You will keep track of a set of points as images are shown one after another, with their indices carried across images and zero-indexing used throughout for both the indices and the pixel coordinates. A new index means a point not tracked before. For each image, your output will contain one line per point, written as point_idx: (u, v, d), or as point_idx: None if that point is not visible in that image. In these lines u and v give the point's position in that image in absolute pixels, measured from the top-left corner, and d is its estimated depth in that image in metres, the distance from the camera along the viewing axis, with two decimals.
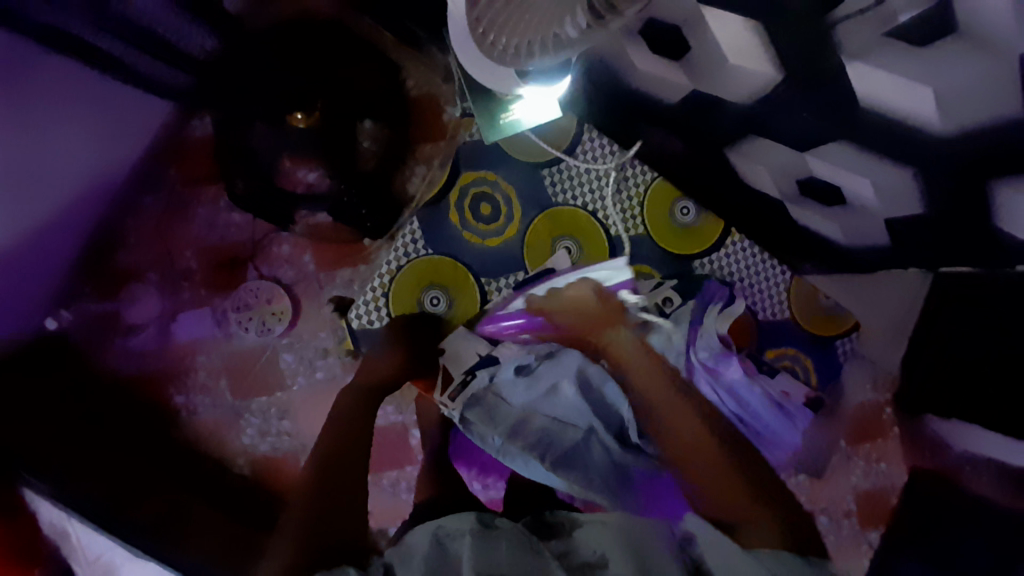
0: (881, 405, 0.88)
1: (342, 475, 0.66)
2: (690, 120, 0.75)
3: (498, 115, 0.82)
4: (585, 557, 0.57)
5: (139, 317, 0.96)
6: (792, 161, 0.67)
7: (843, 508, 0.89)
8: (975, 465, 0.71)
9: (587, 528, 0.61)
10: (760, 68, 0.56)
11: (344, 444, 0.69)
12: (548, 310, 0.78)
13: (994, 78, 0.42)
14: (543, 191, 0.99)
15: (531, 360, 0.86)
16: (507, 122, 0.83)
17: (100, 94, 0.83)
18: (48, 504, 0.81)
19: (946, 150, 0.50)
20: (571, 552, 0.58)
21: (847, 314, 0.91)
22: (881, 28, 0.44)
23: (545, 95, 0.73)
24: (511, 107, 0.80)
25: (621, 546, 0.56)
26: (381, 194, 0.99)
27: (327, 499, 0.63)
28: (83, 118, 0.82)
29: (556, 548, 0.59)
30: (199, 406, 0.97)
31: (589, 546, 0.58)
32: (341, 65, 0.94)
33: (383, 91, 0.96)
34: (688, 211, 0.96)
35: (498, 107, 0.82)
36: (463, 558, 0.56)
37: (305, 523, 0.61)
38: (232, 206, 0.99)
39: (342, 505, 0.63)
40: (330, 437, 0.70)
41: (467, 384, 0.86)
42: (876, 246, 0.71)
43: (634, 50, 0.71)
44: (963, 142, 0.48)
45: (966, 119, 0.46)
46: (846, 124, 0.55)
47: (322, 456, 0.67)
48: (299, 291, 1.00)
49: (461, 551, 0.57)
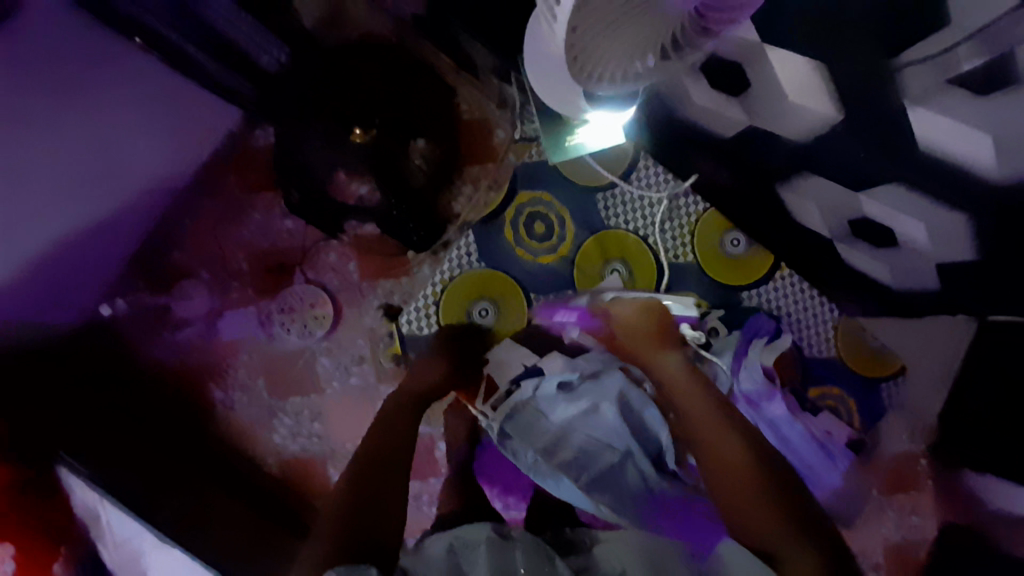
0: (917, 456, 0.87)
1: (378, 475, 0.67)
2: (742, 155, 0.77)
3: (563, 138, 0.86)
4: (604, 571, 0.57)
5: (189, 312, 0.99)
6: (844, 201, 0.68)
7: (871, 560, 0.86)
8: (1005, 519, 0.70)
9: (605, 544, 0.62)
10: (818, 105, 0.57)
11: (384, 446, 0.70)
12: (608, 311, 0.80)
13: None
14: (595, 214, 1.00)
15: (575, 378, 0.88)
16: (571, 145, 0.87)
17: (159, 93, 0.89)
18: (83, 485, 0.83)
19: (994, 192, 0.51)
20: (589, 566, 0.59)
21: (894, 356, 0.90)
22: (942, 74, 0.46)
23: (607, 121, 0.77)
24: (576, 130, 0.85)
25: (637, 560, 0.57)
26: (429, 210, 1.02)
27: (361, 499, 0.64)
28: (147, 124, 0.89)
29: (577, 563, 0.60)
30: (235, 402, 1.00)
31: (607, 559, 0.59)
32: (402, 88, 0.98)
33: (396, 96, 0.98)
34: (738, 244, 0.96)
35: (564, 129, 0.86)
36: (478, 565, 0.57)
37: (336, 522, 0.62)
38: (287, 212, 1.01)
39: (374, 506, 0.64)
40: (372, 436, 0.72)
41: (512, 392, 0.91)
42: (924, 289, 0.72)
43: (692, 82, 0.72)
44: (1010, 185, 0.49)
45: (1020, 163, 0.47)
46: (901, 163, 0.56)
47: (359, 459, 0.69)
48: (341, 297, 1.03)
49: (476, 559, 0.58)
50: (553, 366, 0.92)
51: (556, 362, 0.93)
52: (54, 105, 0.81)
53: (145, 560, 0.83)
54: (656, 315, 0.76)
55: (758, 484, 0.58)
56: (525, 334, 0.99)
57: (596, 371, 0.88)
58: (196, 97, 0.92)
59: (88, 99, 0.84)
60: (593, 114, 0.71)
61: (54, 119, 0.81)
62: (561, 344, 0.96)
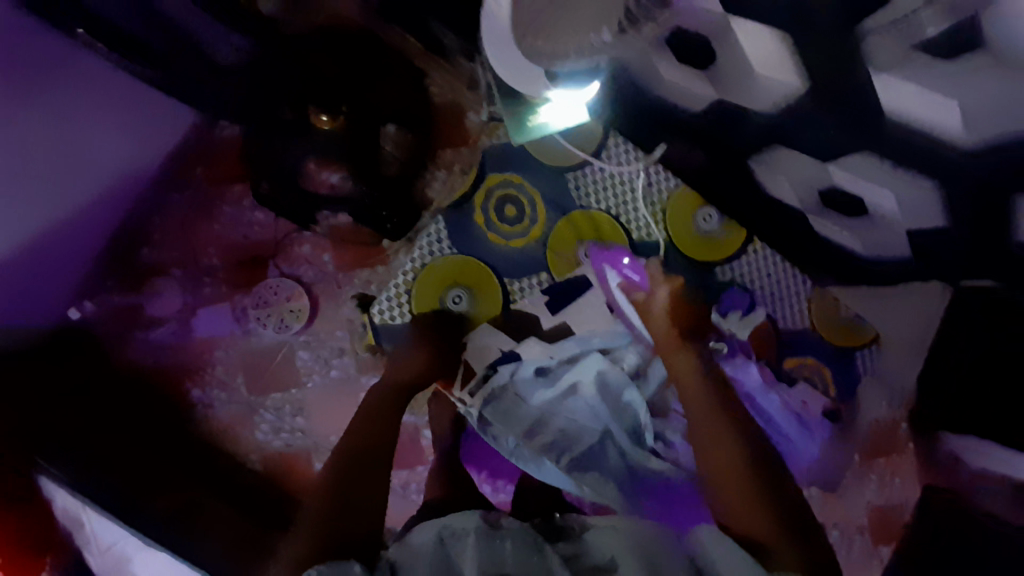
0: (897, 421, 0.88)
1: (366, 472, 0.66)
2: (715, 131, 0.75)
3: (526, 118, 0.85)
4: (595, 560, 0.56)
5: (162, 310, 0.99)
6: (815, 172, 0.67)
7: (854, 523, 0.88)
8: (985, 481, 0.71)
9: (597, 533, 0.60)
10: (783, 77, 0.57)
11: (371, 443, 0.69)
12: (650, 295, 0.79)
13: (1013, 87, 0.42)
14: (567, 194, 0.99)
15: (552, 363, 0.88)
16: (534, 125, 0.86)
17: (139, 102, 0.89)
18: (64, 493, 0.86)
19: (969, 158, 0.50)
20: (580, 554, 0.57)
21: (867, 327, 0.91)
22: (908, 40, 0.45)
23: (575, 98, 0.76)
24: (538, 110, 0.83)
25: (631, 550, 0.55)
26: (402, 197, 1.00)
27: (349, 497, 0.64)
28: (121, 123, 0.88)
29: (564, 550, 0.58)
30: (215, 401, 0.99)
31: (600, 550, 0.57)
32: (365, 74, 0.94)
33: (368, 94, 0.94)
34: (710, 219, 0.96)
35: (526, 108, 0.85)
36: (467, 558, 0.56)
37: (322, 519, 0.62)
38: (256, 204, 1.01)
39: (364, 507, 0.63)
40: (351, 432, 0.71)
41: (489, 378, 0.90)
42: (898, 258, 0.71)
43: (659, 59, 0.71)
44: (987, 149, 0.48)
45: (993, 125, 0.46)
46: (868, 132, 0.55)
47: (342, 457, 0.68)
48: (318, 289, 1.02)
49: (466, 552, 0.56)
50: (530, 351, 0.92)
51: (533, 349, 0.92)
52: (35, 93, 0.76)
53: (132, 562, 0.86)
54: (681, 315, 0.77)
55: (747, 486, 0.59)
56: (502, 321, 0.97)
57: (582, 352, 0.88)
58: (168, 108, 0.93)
59: (67, 100, 0.80)
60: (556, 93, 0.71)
61: (39, 114, 0.77)
62: (537, 330, 0.95)
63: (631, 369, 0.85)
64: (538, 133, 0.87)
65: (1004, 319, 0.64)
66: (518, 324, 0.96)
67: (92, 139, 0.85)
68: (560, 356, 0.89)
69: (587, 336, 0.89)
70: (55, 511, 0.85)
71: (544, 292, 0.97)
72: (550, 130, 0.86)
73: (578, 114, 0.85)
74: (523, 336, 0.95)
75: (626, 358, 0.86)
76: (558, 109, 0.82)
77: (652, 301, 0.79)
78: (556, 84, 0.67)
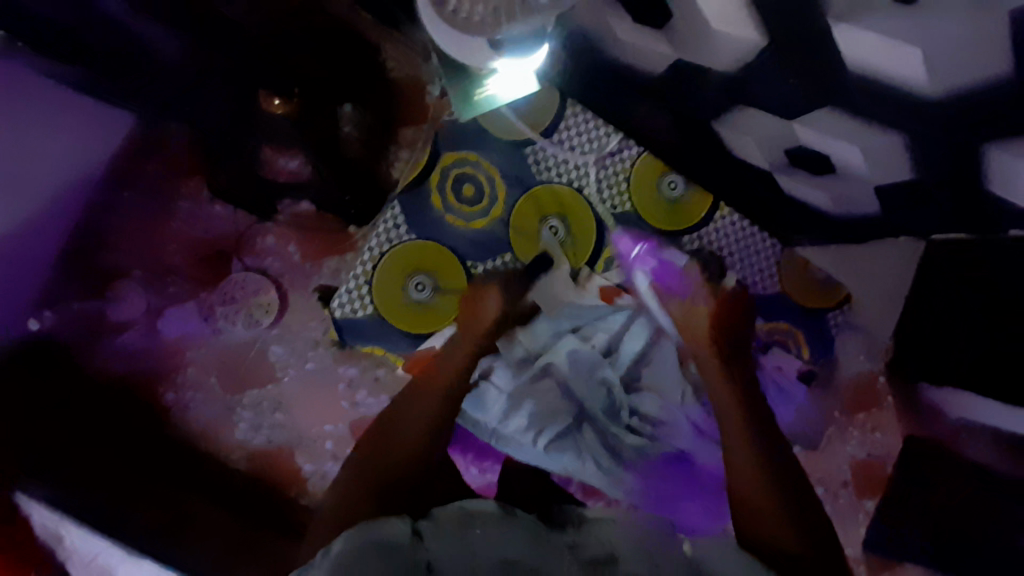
0: (875, 373, 0.89)
1: (395, 482, 0.58)
2: (673, 91, 0.73)
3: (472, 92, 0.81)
4: (595, 551, 0.50)
5: (127, 313, 0.96)
6: (779, 130, 0.65)
7: (839, 479, 0.91)
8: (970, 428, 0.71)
9: (595, 525, 0.56)
10: (741, 34, 0.54)
11: (402, 443, 0.61)
12: (690, 299, 0.72)
13: (985, 32, 0.40)
14: (527, 170, 0.96)
15: (523, 352, 0.82)
16: (481, 98, 0.82)
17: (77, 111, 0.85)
18: (42, 508, 0.82)
19: (947, 110, 0.48)
20: (582, 545, 0.52)
21: (839, 287, 0.89)
22: None
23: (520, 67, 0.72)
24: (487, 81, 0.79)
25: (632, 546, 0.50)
26: (361, 181, 0.96)
27: (370, 499, 0.56)
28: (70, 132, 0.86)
29: (566, 538, 0.53)
30: (190, 402, 0.97)
31: (600, 542, 0.52)
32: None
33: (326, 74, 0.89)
34: (676, 186, 0.94)
35: (471, 83, 0.81)
36: (488, 546, 0.49)
37: (341, 521, 0.54)
38: (212, 197, 0.98)
39: (401, 506, 0.56)
40: (371, 433, 0.63)
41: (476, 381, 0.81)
42: (867, 215, 0.69)
43: (614, 18, 0.68)
44: (967, 97, 0.46)
45: (970, 72, 0.44)
46: (829, 85, 0.53)
47: (363, 460, 0.60)
48: (286, 282, 1.00)
49: (482, 537, 0.50)
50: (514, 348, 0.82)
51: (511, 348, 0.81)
52: None
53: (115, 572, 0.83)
54: (729, 316, 0.70)
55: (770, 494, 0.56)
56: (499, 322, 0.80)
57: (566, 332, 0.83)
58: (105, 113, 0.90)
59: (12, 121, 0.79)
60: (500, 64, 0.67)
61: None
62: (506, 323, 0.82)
63: (603, 347, 0.82)
64: (486, 105, 0.83)
65: (1004, 319, 0.63)
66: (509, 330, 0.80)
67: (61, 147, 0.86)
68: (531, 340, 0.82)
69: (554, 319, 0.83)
70: (34, 526, 0.82)
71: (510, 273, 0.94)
72: (498, 100, 0.83)
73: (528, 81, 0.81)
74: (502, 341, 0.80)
75: (597, 335, 0.83)
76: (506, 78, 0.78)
77: (692, 308, 0.72)
78: (501, 54, 0.61)
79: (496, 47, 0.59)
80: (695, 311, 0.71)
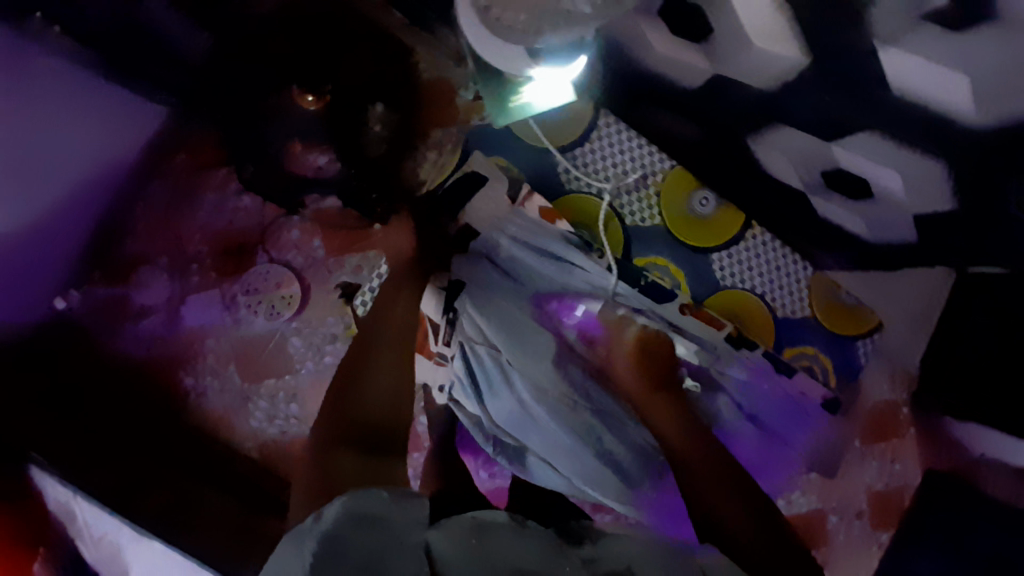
0: (898, 403, 0.87)
1: (363, 439, 0.63)
2: (708, 107, 0.72)
3: (507, 99, 0.86)
4: (610, 564, 0.50)
5: (149, 300, 0.98)
6: (816, 151, 0.64)
7: (855, 508, 0.89)
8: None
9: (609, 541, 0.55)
10: (777, 50, 0.54)
11: (372, 407, 0.66)
12: (610, 346, 0.81)
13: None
14: (555, 178, 0.94)
15: (526, 347, 0.85)
16: (517, 105, 0.87)
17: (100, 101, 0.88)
18: (55, 483, 0.84)
19: (990, 138, 0.46)
20: (596, 558, 0.51)
21: (869, 311, 0.87)
22: (914, 11, 0.42)
23: (558, 76, 0.76)
24: (521, 89, 0.83)
25: None
26: (389, 181, 0.96)
27: (344, 456, 0.60)
28: (88, 125, 0.88)
29: (586, 550, 0.52)
30: (207, 389, 0.98)
31: (616, 556, 0.51)
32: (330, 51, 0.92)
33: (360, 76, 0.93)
34: (706, 203, 0.90)
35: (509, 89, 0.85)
36: (502, 552, 0.47)
37: (324, 481, 0.58)
38: (241, 189, 0.98)
39: (373, 442, 0.63)
40: (330, 402, 0.68)
41: (451, 323, 0.89)
42: (903, 241, 0.68)
43: (650, 29, 0.67)
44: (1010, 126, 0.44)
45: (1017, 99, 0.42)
46: (868, 108, 0.52)
47: (329, 428, 0.64)
48: (308, 276, 1.00)
49: (499, 544, 0.49)
50: (479, 275, 0.89)
51: (465, 267, 0.89)
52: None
53: (125, 552, 0.84)
54: (652, 355, 0.78)
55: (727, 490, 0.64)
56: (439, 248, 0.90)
57: (516, 280, 0.89)
58: (131, 104, 0.92)
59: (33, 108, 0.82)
60: (539, 72, 0.73)
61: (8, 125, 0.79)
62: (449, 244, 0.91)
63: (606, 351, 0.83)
64: (520, 113, 0.88)
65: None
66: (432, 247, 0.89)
67: (71, 137, 0.86)
68: (492, 274, 0.89)
69: (495, 241, 0.90)
70: (47, 503, 0.83)
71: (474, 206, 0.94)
72: (534, 109, 0.86)
73: (564, 91, 0.83)
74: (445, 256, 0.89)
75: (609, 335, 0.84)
76: (543, 85, 0.80)
77: (613, 351, 0.80)
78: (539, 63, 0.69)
79: (534, 56, 0.68)
80: (613, 348, 0.80)
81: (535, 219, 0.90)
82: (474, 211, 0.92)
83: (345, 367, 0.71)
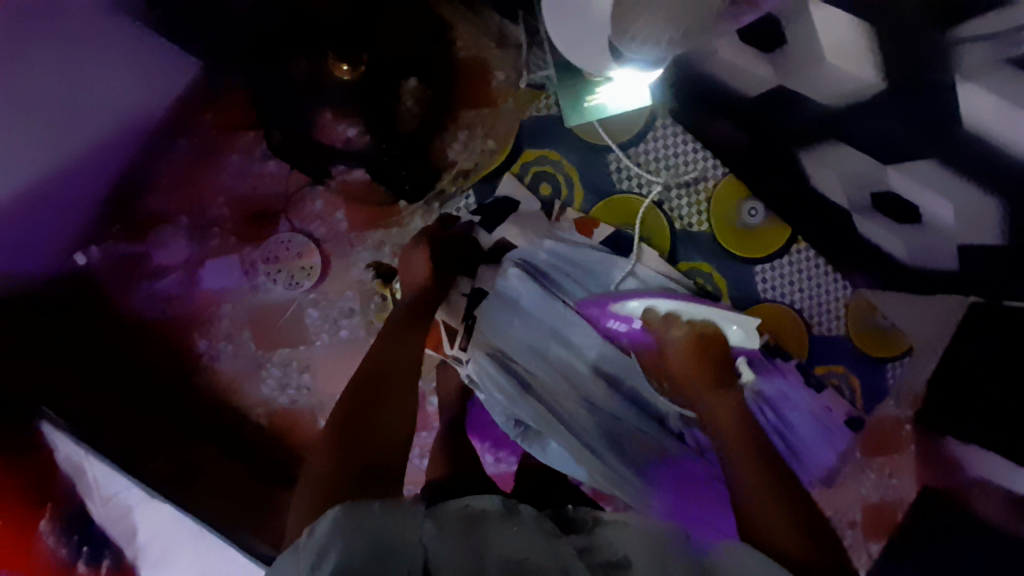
0: (902, 420, 0.83)
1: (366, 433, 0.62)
2: (767, 116, 0.72)
3: (582, 99, 0.84)
4: (607, 555, 0.50)
5: (166, 260, 0.96)
6: (870, 172, 0.64)
7: (848, 518, 0.87)
8: (984, 488, 0.68)
9: (610, 528, 0.55)
10: (850, 68, 0.55)
11: (385, 397, 0.66)
12: (664, 336, 0.75)
13: None
14: (605, 175, 0.94)
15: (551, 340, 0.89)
16: (590, 106, 0.84)
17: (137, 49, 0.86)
18: (62, 438, 0.83)
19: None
20: (593, 548, 0.51)
21: (902, 336, 0.85)
22: (997, 54, 0.43)
23: (637, 78, 0.76)
24: (597, 90, 0.82)
25: (645, 550, 0.49)
26: (421, 157, 0.96)
27: (347, 447, 0.60)
28: (116, 80, 0.85)
29: (579, 542, 0.52)
30: (221, 354, 0.98)
31: (611, 544, 0.51)
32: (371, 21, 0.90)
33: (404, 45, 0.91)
34: (755, 213, 0.90)
35: (583, 87, 0.83)
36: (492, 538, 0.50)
37: (330, 466, 0.58)
38: (268, 153, 0.97)
39: (378, 436, 0.62)
40: (347, 405, 0.65)
41: (469, 329, 0.91)
42: (941, 267, 0.68)
43: (718, 39, 0.68)
44: None
45: None
46: (938, 136, 0.53)
47: (338, 416, 0.64)
48: (330, 248, 0.99)
49: (488, 536, 0.50)
50: (508, 286, 0.92)
51: (490, 276, 0.92)
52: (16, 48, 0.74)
53: (133, 515, 0.84)
54: (706, 348, 0.71)
55: (782, 504, 0.56)
56: (466, 253, 0.91)
57: (549, 277, 0.91)
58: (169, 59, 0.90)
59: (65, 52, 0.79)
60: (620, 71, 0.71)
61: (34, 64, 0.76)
62: (481, 252, 0.93)
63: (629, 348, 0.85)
64: (593, 115, 0.85)
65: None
66: (453, 247, 0.88)
67: (106, 87, 0.84)
68: (523, 283, 0.91)
69: (534, 249, 0.93)
70: (58, 458, 0.83)
71: (489, 211, 0.96)
72: (607, 112, 0.84)
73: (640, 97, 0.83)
74: (471, 267, 0.92)
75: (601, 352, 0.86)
76: (624, 87, 0.81)
77: (665, 355, 0.74)
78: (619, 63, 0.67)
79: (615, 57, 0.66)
80: (670, 348, 0.74)
81: (572, 233, 0.93)
82: (512, 226, 0.95)
83: (372, 356, 0.72)
